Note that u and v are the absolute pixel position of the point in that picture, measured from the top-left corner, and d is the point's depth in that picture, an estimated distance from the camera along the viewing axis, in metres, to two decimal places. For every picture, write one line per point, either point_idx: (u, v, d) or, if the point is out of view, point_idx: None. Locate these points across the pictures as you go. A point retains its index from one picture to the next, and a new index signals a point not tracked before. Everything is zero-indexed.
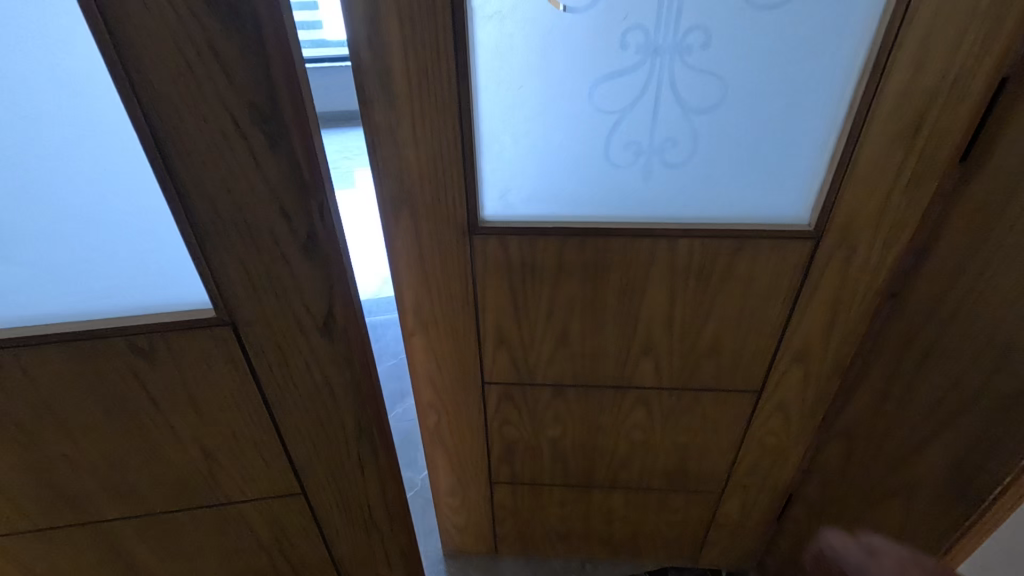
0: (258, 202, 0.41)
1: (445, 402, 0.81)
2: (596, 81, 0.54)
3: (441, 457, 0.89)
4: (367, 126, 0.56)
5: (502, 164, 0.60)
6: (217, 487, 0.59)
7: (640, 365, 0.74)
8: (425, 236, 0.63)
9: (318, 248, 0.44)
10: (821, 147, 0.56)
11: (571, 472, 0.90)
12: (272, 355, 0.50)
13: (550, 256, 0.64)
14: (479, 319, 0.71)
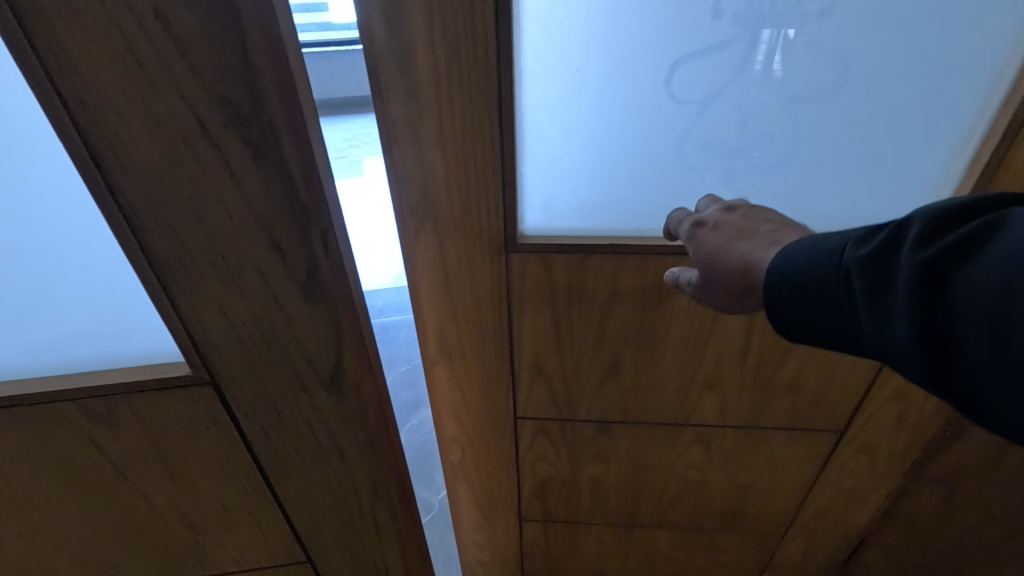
0: (241, 230, 0.32)
1: (471, 437, 0.71)
2: (675, 62, 0.42)
3: (465, 492, 0.79)
4: (384, 123, 0.45)
5: (547, 167, 0.48)
6: (205, 559, 0.49)
7: (702, 401, 0.63)
8: (451, 255, 0.53)
9: (319, 285, 0.35)
10: (955, 144, 0.44)
11: (611, 511, 0.79)
12: (265, 416, 0.40)
13: (603, 278, 0.53)
14: (513, 349, 0.61)
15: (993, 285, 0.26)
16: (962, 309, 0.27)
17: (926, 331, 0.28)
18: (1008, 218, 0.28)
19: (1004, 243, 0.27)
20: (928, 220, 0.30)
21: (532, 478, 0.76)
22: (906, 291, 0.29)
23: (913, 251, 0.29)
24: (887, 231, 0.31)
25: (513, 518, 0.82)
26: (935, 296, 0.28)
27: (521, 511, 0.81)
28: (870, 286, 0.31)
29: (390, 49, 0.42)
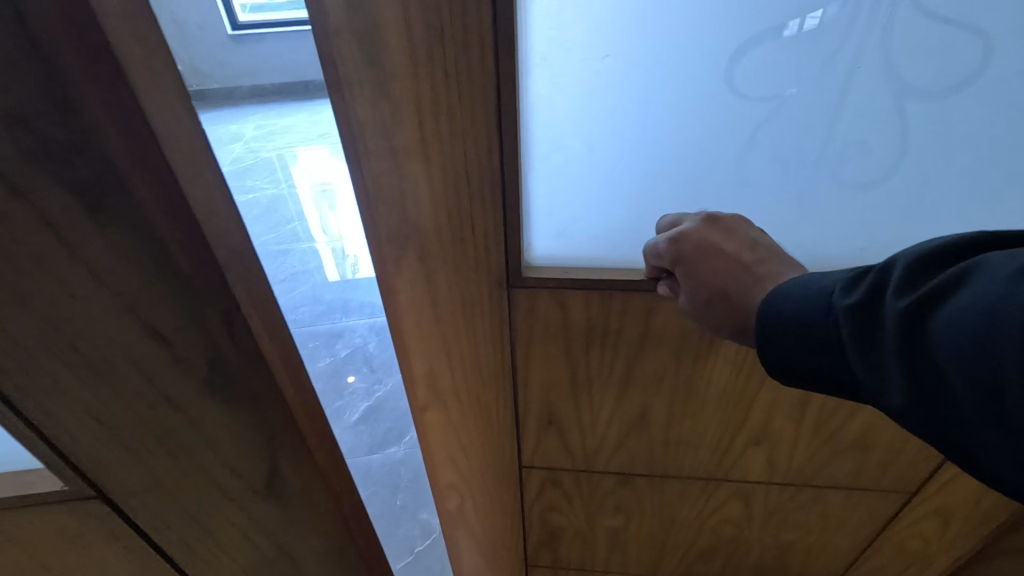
0: (115, 371, 0.35)
1: (471, 489, 0.61)
2: (739, 36, 0.31)
3: (465, 539, 0.69)
4: (349, 123, 0.34)
5: (558, 182, 0.37)
6: None
7: (746, 458, 0.53)
8: (444, 293, 0.43)
9: (221, 380, 0.39)
10: None
11: (632, 566, 0.70)
12: (164, 519, 0.43)
13: (633, 322, 0.43)
14: (519, 399, 0.51)
15: (973, 350, 0.23)
16: (942, 375, 0.24)
17: (920, 402, 0.25)
18: (990, 265, 0.24)
19: (982, 293, 0.24)
20: (907, 262, 0.27)
21: (540, 530, 0.66)
22: (894, 353, 0.26)
23: (896, 302, 0.26)
24: (868, 278, 0.28)
25: (519, 568, 0.73)
26: (923, 362, 0.25)
27: (527, 563, 0.72)
28: (852, 342, 0.27)
29: (352, 24, 0.30)
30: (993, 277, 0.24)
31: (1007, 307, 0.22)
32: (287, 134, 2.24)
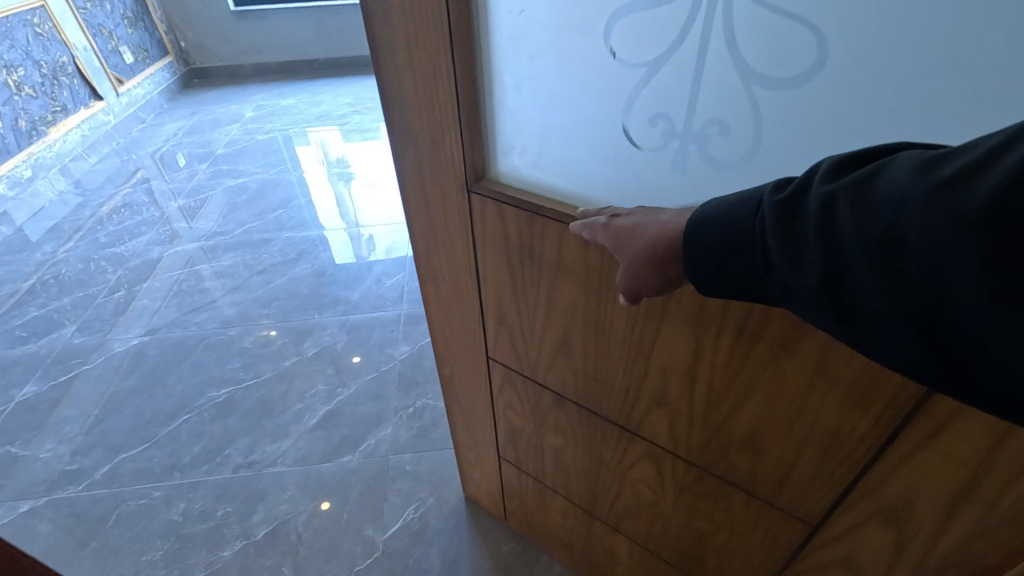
0: None
1: (452, 332, 0.94)
2: (622, 18, 0.49)
3: (456, 377, 1.02)
4: (379, 60, 0.64)
5: (508, 114, 0.63)
6: None
7: (645, 372, 0.73)
8: (429, 182, 0.73)
9: None
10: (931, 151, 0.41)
11: (563, 444, 0.95)
12: None
13: (547, 237, 0.67)
14: (480, 272, 0.79)
15: (874, 223, 0.35)
16: (848, 245, 0.36)
17: (829, 273, 0.37)
18: (892, 163, 0.36)
19: (891, 180, 0.35)
20: (828, 167, 0.39)
21: (501, 388, 0.95)
22: (814, 231, 0.37)
23: (819, 190, 0.38)
24: (796, 181, 0.40)
25: (490, 419, 1.04)
26: (832, 237, 0.37)
27: (495, 417, 1.02)
28: (776, 222, 0.39)
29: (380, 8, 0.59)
30: (902, 169, 0.35)
31: (903, 190, 0.34)
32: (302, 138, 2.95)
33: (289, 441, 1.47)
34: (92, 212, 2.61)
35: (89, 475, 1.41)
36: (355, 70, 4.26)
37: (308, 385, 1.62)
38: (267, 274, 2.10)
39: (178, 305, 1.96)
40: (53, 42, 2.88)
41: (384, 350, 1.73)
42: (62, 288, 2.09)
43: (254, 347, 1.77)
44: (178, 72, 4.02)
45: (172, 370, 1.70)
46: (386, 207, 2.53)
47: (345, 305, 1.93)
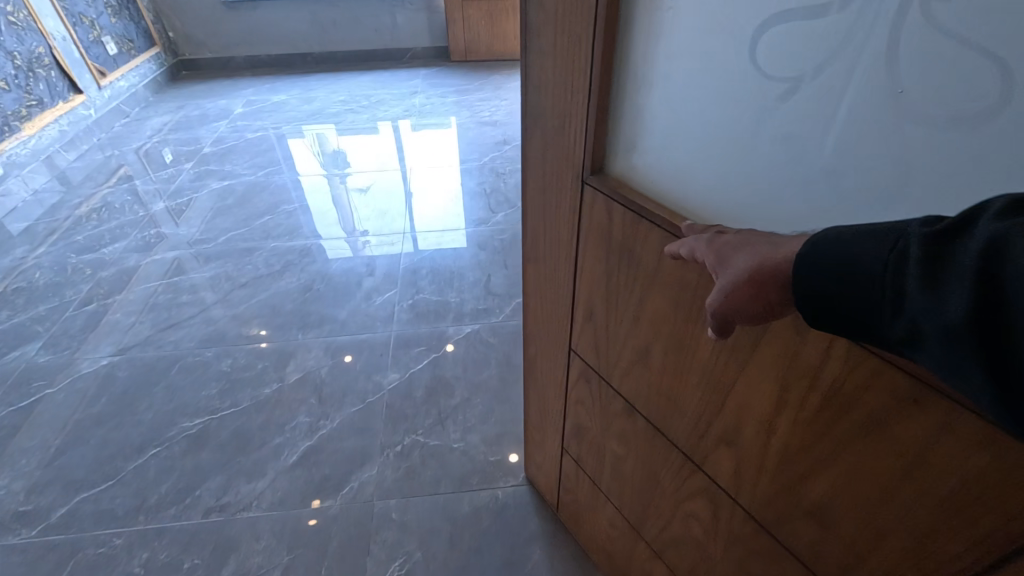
0: None
1: (542, 315, 0.94)
2: (770, 23, 0.42)
3: (539, 360, 1.03)
4: (531, 34, 0.65)
5: (633, 110, 0.59)
6: None
7: (721, 406, 0.65)
8: (549, 167, 0.73)
9: None
10: None
11: (623, 454, 0.90)
12: None
13: (646, 240, 0.63)
14: (578, 260, 0.77)
15: None
16: (1013, 287, 0.27)
17: (981, 320, 0.29)
18: None
19: None
20: (1002, 204, 0.30)
21: (576, 381, 0.94)
22: (967, 269, 0.29)
23: (984, 228, 0.29)
24: (958, 216, 0.31)
25: (560, 408, 1.03)
26: (990, 282, 0.28)
27: (566, 407, 1.01)
28: (919, 255, 0.31)
29: None
30: None
31: None
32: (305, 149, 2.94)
33: (266, 481, 1.35)
34: (67, 214, 2.46)
35: (45, 517, 1.29)
36: (350, 66, 4.11)
37: (289, 416, 1.50)
38: (250, 288, 1.97)
39: (153, 321, 1.83)
40: (29, 31, 2.71)
41: (371, 378, 1.61)
42: (29, 298, 1.96)
43: (232, 371, 1.64)
44: (165, 63, 3.86)
45: (142, 395, 1.57)
46: (380, 214, 2.40)
47: (332, 324, 1.80)
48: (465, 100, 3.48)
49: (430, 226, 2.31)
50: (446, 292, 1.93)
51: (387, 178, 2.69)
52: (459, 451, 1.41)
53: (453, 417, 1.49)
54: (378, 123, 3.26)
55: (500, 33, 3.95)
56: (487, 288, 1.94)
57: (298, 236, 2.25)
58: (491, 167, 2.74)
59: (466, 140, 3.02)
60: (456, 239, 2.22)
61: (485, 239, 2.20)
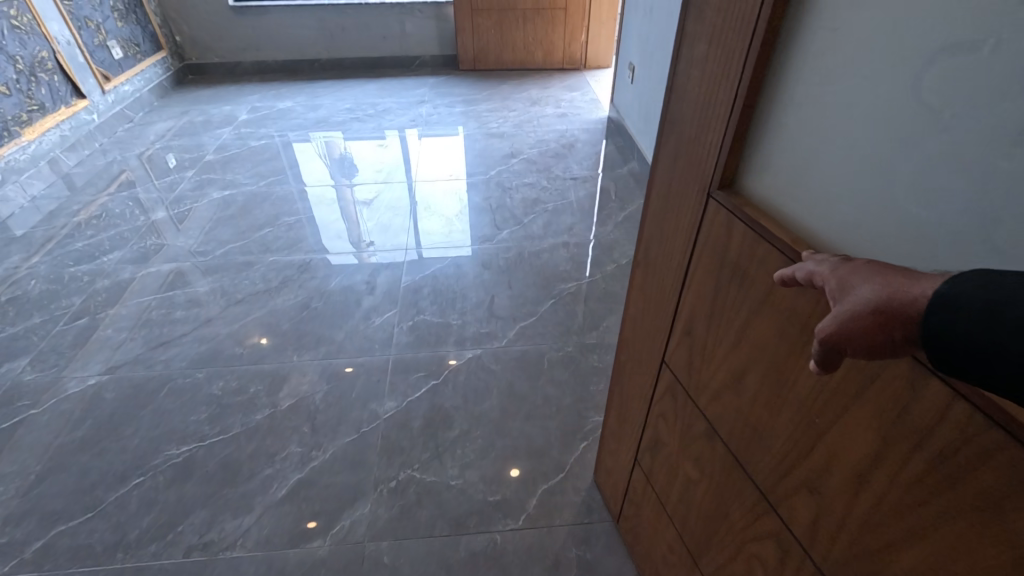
0: None
1: (643, 321, 0.95)
2: (943, 50, 0.39)
3: (631, 365, 1.04)
4: (684, 45, 0.66)
5: (773, 128, 0.58)
6: None
7: (810, 450, 0.60)
8: (678, 178, 0.74)
9: None
10: None
11: (697, 478, 0.87)
12: None
13: (760, 261, 0.61)
14: (688, 273, 0.77)
15: None
16: None
17: None
18: None
19: None
20: None
21: (663, 393, 0.93)
22: None
23: None
24: None
25: (641, 418, 1.03)
26: None
27: (647, 417, 1.01)
28: None
29: None
30: None
31: None
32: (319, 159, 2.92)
33: (252, 517, 1.28)
34: (65, 222, 2.42)
35: (20, 551, 1.22)
36: (357, 72, 4.07)
37: (280, 445, 1.44)
38: (245, 305, 1.90)
39: (144, 338, 1.77)
40: (32, 36, 2.67)
41: (367, 406, 1.54)
42: (20, 311, 1.90)
43: (223, 395, 1.57)
44: (171, 67, 3.83)
45: (129, 419, 1.51)
46: (382, 228, 2.33)
47: (328, 346, 1.74)
48: (473, 110, 3.43)
49: (433, 241, 2.25)
50: (448, 313, 1.86)
51: (391, 191, 2.61)
52: (457, 490, 1.34)
53: (452, 450, 1.43)
54: (386, 132, 3.22)
55: (509, 42, 3.90)
56: (490, 310, 1.87)
57: (298, 251, 2.18)
58: (497, 181, 2.67)
59: (473, 152, 2.95)
60: (459, 256, 2.15)
61: (489, 257, 2.13)
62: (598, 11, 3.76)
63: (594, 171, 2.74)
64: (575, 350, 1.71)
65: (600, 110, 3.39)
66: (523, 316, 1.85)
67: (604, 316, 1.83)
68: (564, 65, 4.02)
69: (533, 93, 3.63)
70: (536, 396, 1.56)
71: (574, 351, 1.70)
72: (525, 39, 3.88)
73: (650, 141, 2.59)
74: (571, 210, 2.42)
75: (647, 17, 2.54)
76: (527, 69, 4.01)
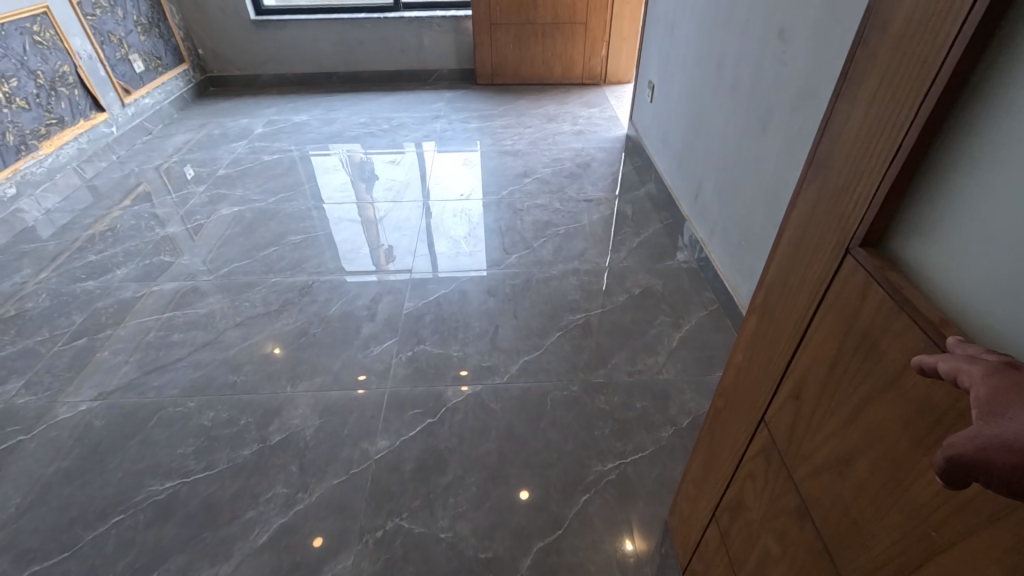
0: None
1: (747, 371, 0.82)
2: None
3: (724, 415, 0.92)
4: (849, 77, 0.55)
5: (953, 190, 0.46)
6: None
7: (918, 566, 0.49)
8: (813, 224, 0.62)
9: None
10: None
11: (776, 555, 0.76)
12: None
13: (895, 340, 0.50)
14: (805, 333, 0.66)
15: None
16: None
17: None
18: None
19: None
20: None
21: (755, 454, 0.82)
22: None
23: None
24: None
25: (728, 473, 0.92)
26: None
27: (733, 474, 0.90)
28: None
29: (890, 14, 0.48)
30: None
31: None
32: (336, 173, 2.91)
33: (229, 565, 1.22)
34: (77, 236, 2.42)
35: None
36: (374, 86, 4.06)
37: (265, 486, 1.37)
38: (243, 329, 1.86)
39: (140, 362, 1.74)
40: (54, 50, 2.70)
41: (359, 445, 1.47)
42: (20, 330, 1.89)
43: (212, 427, 1.52)
44: (193, 79, 3.87)
45: (116, 451, 1.46)
46: (388, 250, 2.27)
47: (324, 377, 1.67)
48: (488, 127, 3.38)
49: (439, 264, 2.18)
50: (449, 344, 1.78)
51: (400, 211, 2.55)
52: (447, 544, 1.26)
53: (444, 499, 1.34)
54: (406, 146, 3.20)
55: (528, 57, 3.84)
56: (493, 342, 1.79)
57: (302, 270, 2.15)
58: (508, 201, 2.60)
59: (486, 170, 2.89)
60: (464, 281, 2.07)
61: (495, 284, 2.05)
62: (620, 26, 3.68)
63: (609, 192, 2.64)
64: (580, 389, 1.61)
65: (619, 127, 3.30)
66: (527, 349, 1.76)
67: (613, 352, 1.73)
68: (584, 80, 3.94)
69: (550, 109, 3.56)
70: (536, 440, 1.47)
71: (580, 391, 1.61)
72: (544, 53, 3.82)
73: (668, 162, 2.49)
74: (583, 234, 2.33)
75: (668, 34, 2.45)
76: (545, 84, 3.95)
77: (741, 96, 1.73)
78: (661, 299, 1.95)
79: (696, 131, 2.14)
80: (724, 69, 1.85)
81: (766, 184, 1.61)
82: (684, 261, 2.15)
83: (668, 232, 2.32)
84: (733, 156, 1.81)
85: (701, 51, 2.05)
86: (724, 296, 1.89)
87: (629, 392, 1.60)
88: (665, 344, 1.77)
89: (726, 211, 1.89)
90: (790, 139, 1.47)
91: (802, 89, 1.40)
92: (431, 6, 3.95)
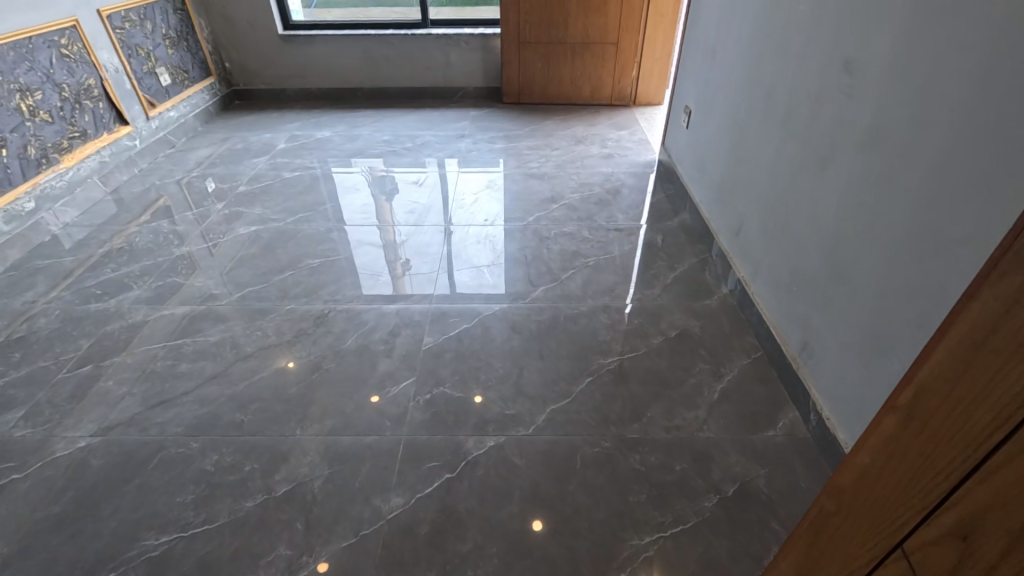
0: None
1: (874, 480, 0.68)
2: None
3: (830, 521, 0.78)
4: None
5: None
6: None
7: None
8: (1005, 330, 0.48)
9: None
10: None
11: None
12: None
13: None
14: (982, 462, 0.52)
15: None
16: None
17: None
18: None
19: None
20: None
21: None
22: None
23: None
24: None
25: None
26: None
27: None
28: None
29: None
30: None
31: None
32: (359, 192, 2.84)
33: None
34: (92, 251, 2.37)
35: None
36: (399, 102, 4.00)
37: (266, 546, 1.26)
38: (253, 362, 1.76)
39: (144, 395, 1.64)
40: (81, 63, 2.68)
41: (370, 501, 1.35)
42: (26, 353, 1.82)
43: (214, 473, 1.41)
44: (218, 92, 3.86)
45: (111, 496, 1.36)
46: (408, 277, 2.16)
47: (334, 420, 1.56)
48: (513, 147, 3.28)
49: (460, 295, 2.06)
50: (470, 387, 1.66)
51: (421, 236, 2.45)
52: None
53: (461, 571, 1.21)
54: (430, 165, 3.12)
55: (555, 76, 3.75)
56: (516, 387, 1.66)
57: (318, 297, 2.05)
58: (534, 229, 2.48)
59: (511, 194, 2.78)
60: (487, 315, 1.95)
61: (519, 320, 1.93)
62: (652, 47, 3.57)
63: (640, 222, 2.51)
64: (612, 447, 1.47)
65: (650, 151, 3.17)
66: (554, 396, 1.62)
67: (647, 403, 1.59)
68: (612, 101, 3.83)
69: (578, 131, 3.46)
70: (564, 504, 1.34)
71: (612, 448, 1.47)
72: (572, 73, 3.72)
73: (705, 193, 2.35)
74: (613, 267, 2.20)
75: (708, 58, 2.33)
76: (572, 104, 3.85)
77: (795, 130, 1.59)
78: (699, 343, 1.81)
79: (739, 163, 2.00)
80: (775, 101, 1.71)
81: (822, 227, 1.46)
82: (723, 300, 2.00)
83: (705, 267, 2.18)
84: (783, 194, 1.67)
85: (748, 79, 1.92)
86: (769, 344, 1.73)
87: (666, 451, 1.46)
88: (706, 396, 1.62)
89: (772, 252, 1.74)
90: (852, 181, 1.33)
91: (871, 128, 1.26)
92: (459, 24, 3.89)
